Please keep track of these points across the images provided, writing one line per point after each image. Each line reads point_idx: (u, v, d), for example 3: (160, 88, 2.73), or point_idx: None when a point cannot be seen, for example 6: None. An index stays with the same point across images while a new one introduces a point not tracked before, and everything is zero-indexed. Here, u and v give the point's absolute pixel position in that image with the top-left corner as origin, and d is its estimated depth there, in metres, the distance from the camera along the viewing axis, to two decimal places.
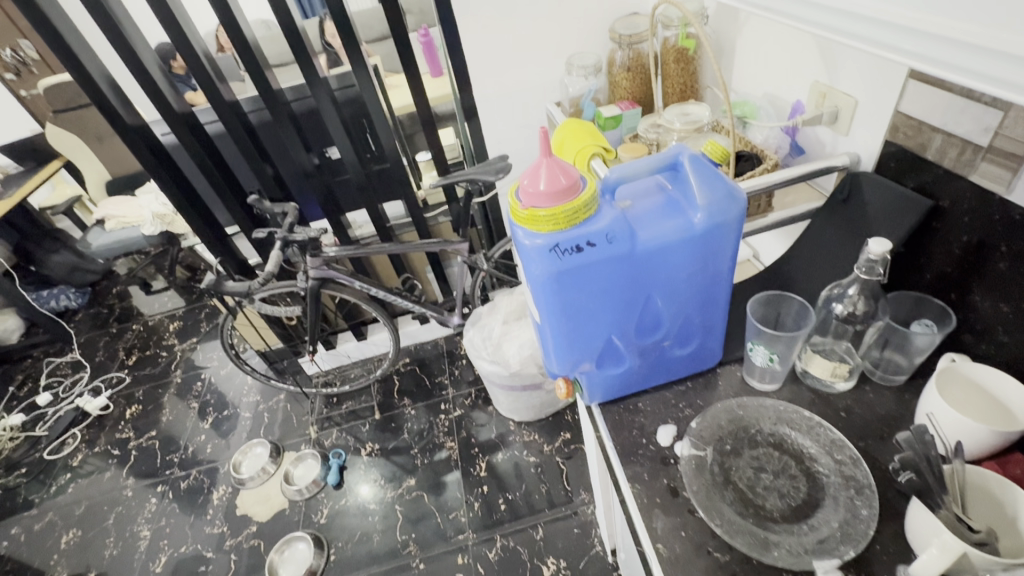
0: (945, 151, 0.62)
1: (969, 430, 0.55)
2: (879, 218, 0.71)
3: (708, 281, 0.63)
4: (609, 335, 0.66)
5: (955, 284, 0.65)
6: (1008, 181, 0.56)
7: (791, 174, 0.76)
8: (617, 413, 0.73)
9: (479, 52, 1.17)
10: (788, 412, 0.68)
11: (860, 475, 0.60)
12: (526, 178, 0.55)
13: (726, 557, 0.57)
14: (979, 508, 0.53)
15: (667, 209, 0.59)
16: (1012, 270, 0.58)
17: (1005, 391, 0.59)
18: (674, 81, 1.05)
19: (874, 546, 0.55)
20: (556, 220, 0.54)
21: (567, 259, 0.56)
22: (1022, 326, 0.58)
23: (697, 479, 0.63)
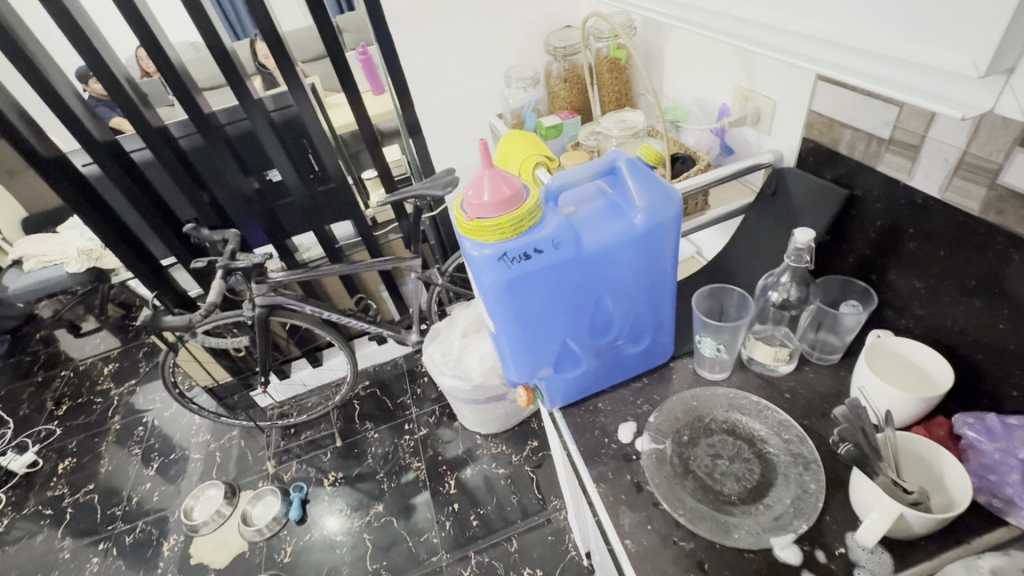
0: (855, 145, 0.68)
1: (894, 399, 0.60)
2: (802, 210, 0.76)
3: (653, 279, 0.66)
4: (564, 338, 0.67)
5: (875, 266, 0.70)
6: (909, 169, 0.61)
7: (721, 174, 0.81)
8: (578, 414, 0.75)
9: (418, 69, 1.17)
10: (737, 398, 0.71)
11: (807, 451, 0.63)
12: (470, 190, 0.56)
13: (691, 545, 0.59)
14: (911, 471, 0.58)
15: (609, 212, 0.60)
16: (921, 249, 0.63)
17: (926, 361, 0.64)
18: (609, 90, 1.08)
19: (824, 517, 0.58)
20: (503, 229, 0.55)
21: (515, 267, 0.57)
22: (935, 300, 0.64)
23: (658, 472, 0.65)
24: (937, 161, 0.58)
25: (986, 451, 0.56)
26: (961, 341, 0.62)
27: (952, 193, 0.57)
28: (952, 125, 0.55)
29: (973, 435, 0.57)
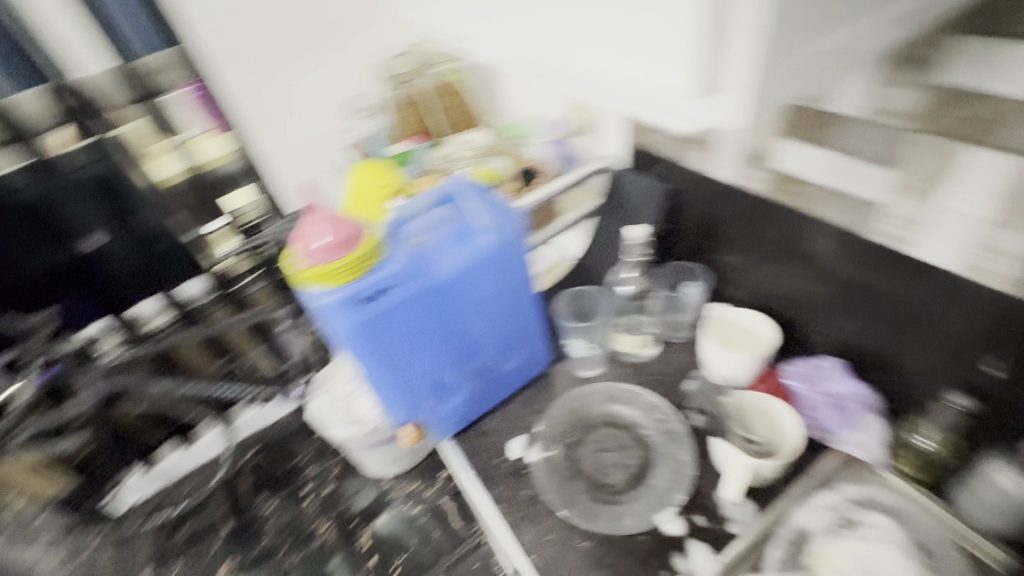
0: (667, 145, 0.76)
1: (734, 365, 0.68)
2: (638, 206, 0.83)
3: (513, 296, 0.67)
4: (437, 369, 0.66)
5: (703, 248, 0.79)
6: (710, 161, 0.70)
7: (565, 182, 0.85)
8: (469, 440, 0.74)
9: (252, 104, 1.08)
10: (613, 389, 0.75)
11: (675, 426, 0.69)
12: (302, 238, 0.53)
13: (590, 543, 0.61)
14: (761, 424, 0.65)
15: (456, 238, 0.61)
16: (733, 229, 0.72)
17: (752, 323, 0.74)
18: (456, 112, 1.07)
19: (697, 483, 0.64)
20: (346, 271, 0.53)
21: (367, 308, 0.55)
22: (751, 269, 0.73)
23: (551, 480, 0.67)
24: (728, 152, 0.67)
25: (806, 395, 0.66)
26: (778, 302, 0.72)
27: (745, 179, 0.67)
28: None
29: (799, 383, 0.67)
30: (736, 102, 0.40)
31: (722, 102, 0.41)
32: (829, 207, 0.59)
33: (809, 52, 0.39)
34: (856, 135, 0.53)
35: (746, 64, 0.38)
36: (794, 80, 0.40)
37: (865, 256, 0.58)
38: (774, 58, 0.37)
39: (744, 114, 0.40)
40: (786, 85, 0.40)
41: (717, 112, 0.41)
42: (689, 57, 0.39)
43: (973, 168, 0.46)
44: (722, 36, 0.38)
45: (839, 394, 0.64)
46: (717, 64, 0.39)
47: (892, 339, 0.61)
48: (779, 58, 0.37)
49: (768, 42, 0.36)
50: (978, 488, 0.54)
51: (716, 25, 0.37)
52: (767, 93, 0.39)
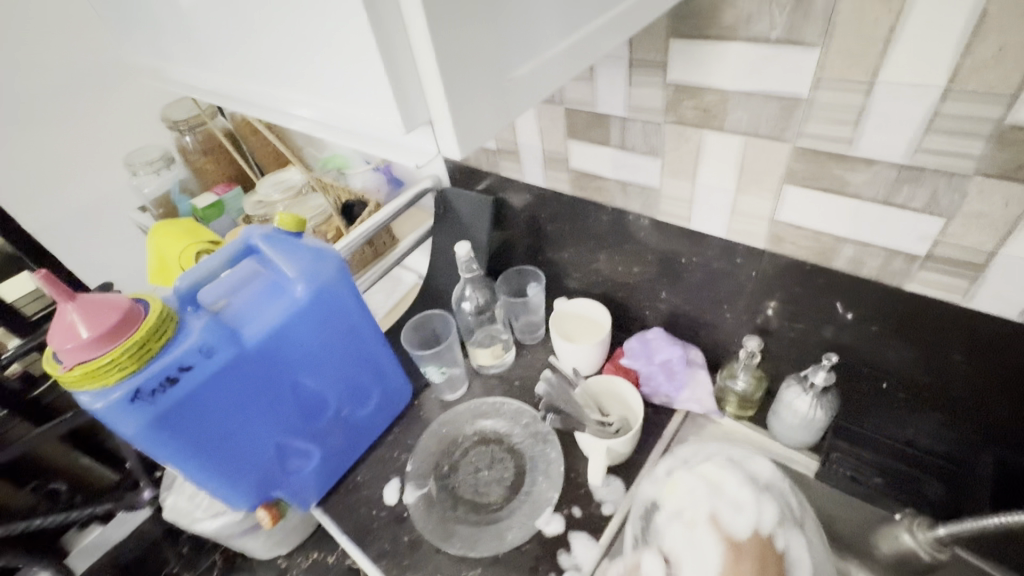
0: (481, 159, 0.79)
1: (580, 356, 0.72)
2: (469, 220, 0.84)
3: (350, 339, 0.63)
4: (278, 438, 0.59)
5: (535, 250, 0.82)
6: (520, 169, 0.74)
7: (393, 208, 0.83)
8: (338, 501, 0.68)
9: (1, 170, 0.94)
10: (479, 405, 0.75)
11: (541, 426, 0.71)
12: (58, 335, 0.45)
13: (478, 570, 0.59)
14: (611, 404, 0.70)
15: (267, 294, 0.56)
16: (555, 228, 0.77)
17: (589, 311, 0.79)
18: (263, 152, 1.02)
19: (569, 476, 0.66)
20: (125, 361, 0.45)
21: (165, 396, 0.48)
22: (579, 262, 0.78)
23: (430, 517, 0.64)
24: (533, 159, 0.71)
25: (640, 368, 0.72)
26: (609, 287, 0.78)
27: (553, 181, 0.71)
28: (530, 131, 0.68)
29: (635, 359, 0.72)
30: (445, 133, 0.30)
31: (433, 136, 0.30)
32: (622, 196, 0.65)
33: (508, 79, 0.31)
34: (624, 131, 0.59)
35: (442, 86, 0.28)
36: (501, 105, 0.32)
37: (662, 235, 0.65)
38: (469, 83, 0.29)
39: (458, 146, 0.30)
40: (495, 108, 0.31)
41: (427, 144, 0.31)
42: (377, 87, 0.29)
43: (711, 150, 0.54)
44: (393, 48, 0.27)
45: (666, 360, 0.70)
46: (408, 85, 0.28)
47: (700, 303, 0.68)
48: (473, 73, 0.29)
49: (446, 41, 0.26)
50: (782, 414, 0.64)
51: (387, 39, 0.27)
52: (476, 121, 0.31)
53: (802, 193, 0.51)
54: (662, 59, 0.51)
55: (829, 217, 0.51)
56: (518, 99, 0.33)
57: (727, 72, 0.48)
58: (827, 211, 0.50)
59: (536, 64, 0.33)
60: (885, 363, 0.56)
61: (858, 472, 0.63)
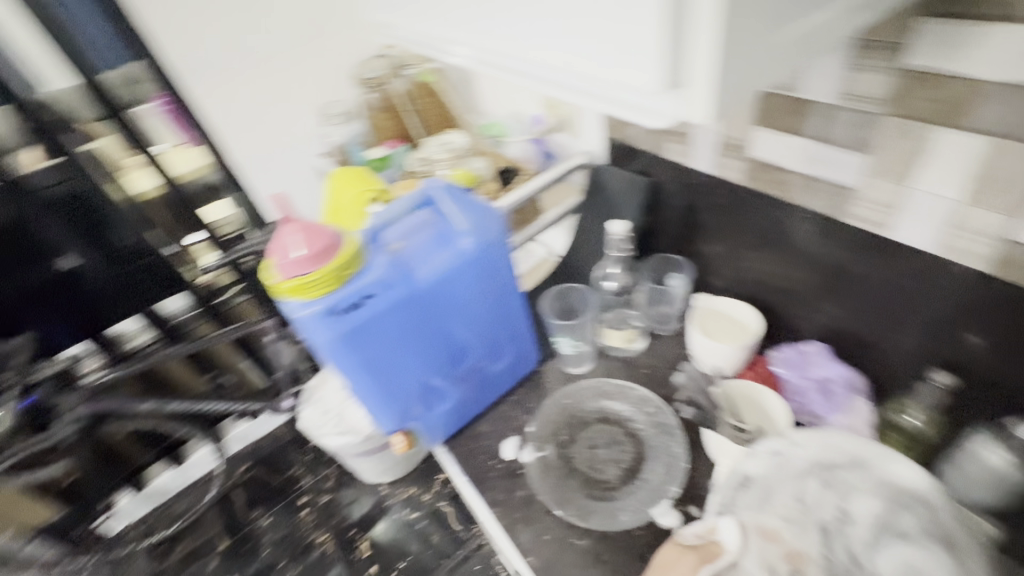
0: (644, 138, 0.76)
1: (721, 354, 0.68)
2: (619, 200, 0.83)
3: (498, 297, 0.66)
4: (424, 375, 0.65)
5: (685, 239, 0.79)
6: (687, 153, 0.71)
7: (546, 179, 0.85)
8: (460, 444, 0.73)
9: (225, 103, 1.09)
10: (603, 384, 0.75)
11: (666, 418, 0.69)
12: (279, 250, 0.52)
13: (586, 541, 0.61)
14: (749, 412, 0.66)
15: (437, 243, 0.60)
16: (713, 219, 0.73)
17: (737, 311, 0.74)
18: (431, 113, 1.07)
19: (690, 475, 0.64)
20: (325, 281, 0.52)
21: (349, 318, 0.54)
22: (732, 258, 0.74)
23: (545, 479, 0.66)
24: (705, 143, 0.67)
25: (793, 381, 0.66)
26: (762, 290, 0.72)
27: (723, 169, 0.67)
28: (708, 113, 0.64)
29: (786, 370, 0.67)
30: (701, 95, 0.35)
31: (686, 97, 0.36)
32: (806, 194, 0.59)
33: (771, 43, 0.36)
34: (829, 121, 0.53)
35: (705, 55, 0.33)
36: (754, 77, 0.36)
37: (846, 239, 0.58)
38: (731, 55, 0.33)
39: (710, 107, 0.35)
40: (751, 78, 0.36)
41: (678, 105, 0.37)
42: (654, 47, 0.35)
43: (942, 151, 0.47)
44: (681, 22, 0.33)
45: (825, 378, 0.64)
46: (681, 54, 0.34)
47: (875, 323, 0.61)
48: (741, 45, 0.34)
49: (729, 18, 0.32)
50: (964, 464, 0.55)
51: (677, 16, 0.33)
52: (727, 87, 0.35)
53: None
54: (904, 41, 0.45)
55: None
56: (767, 70, 0.37)
57: (989, 60, 0.41)
58: None
59: (798, 29, 0.37)
60: None
61: None
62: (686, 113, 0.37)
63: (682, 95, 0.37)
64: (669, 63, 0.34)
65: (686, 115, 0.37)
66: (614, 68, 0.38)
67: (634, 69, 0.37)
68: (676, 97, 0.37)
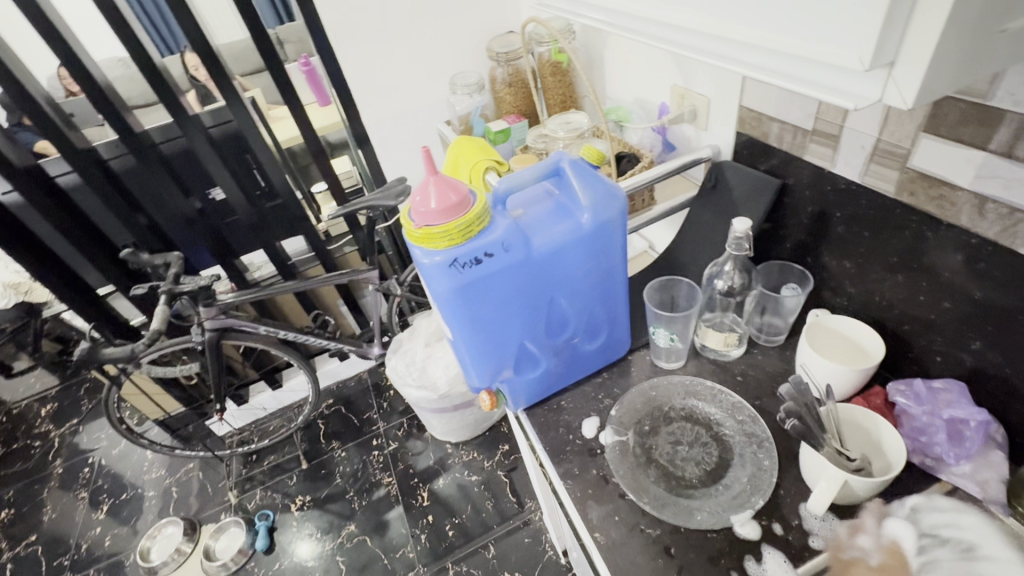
0: (783, 137, 0.72)
1: (835, 373, 0.64)
2: (741, 199, 0.80)
3: (604, 276, 0.67)
4: (521, 340, 0.67)
5: (809, 250, 0.74)
6: (831, 157, 0.66)
7: (664, 170, 0.83)
8: (541, 414, 0.75)
9: (366, 66, 1.15)
10: (694, 384, 0.74)
11: (759, 430, 0.67)
12: (416, 199, 0.56)
13: (656, 531, 0.60)
14: (854, 439, 0.61)
15: (557, 214, 0.62)
16: (848, 232, 0.68)
17: (859, 333, 0.68)
18: (553, 93, 1.09)
19: (778, 491, 0.61)
20: (452, 234, 0.55)
21: (466, 272, 0.57)
22: (862, 277, 0.68)
23: (622, 463, 0.67)
24: (855, 148, 0.62)
25: (917, 416, 0.60)
26: (892, 316, 0.66)
27: (871, 178, 0.62)
28: (866, 115, 0.60)
29: (907, 402, 0.62)
30: (911, 79, 0.33)
31: (893, 79, 0.34)
32: (973, 214, 0.53)
33: (998, 31, 0.33)
34: (1020, 134, 0.47)
35: (924, 34, 0.31)
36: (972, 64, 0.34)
37: (1013, 275, 0.52)
38: (955, 36, 0.31)
39: (914, 93, 0.33)
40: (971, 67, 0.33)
41: (878, 87, 0.35)
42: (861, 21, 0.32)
43: None
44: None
45: (957, 420, 0.57)
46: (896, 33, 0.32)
47: None
48: (965, 29, 0.31)
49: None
50: None
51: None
52: (941, 74, 0.33)
53: None
54: None
55: None
56: (983, 62, 0.34)
57: None
58: None
59: None
60: None
61: None
62: (885, 96, 0.35)
63: (887, 76, 0.34)
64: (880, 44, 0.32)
65: (885, 98, 0.35)
66: (807, 43, 0.36)
67: (832, 42, 0.35)
68: (878, 78, 0.35)
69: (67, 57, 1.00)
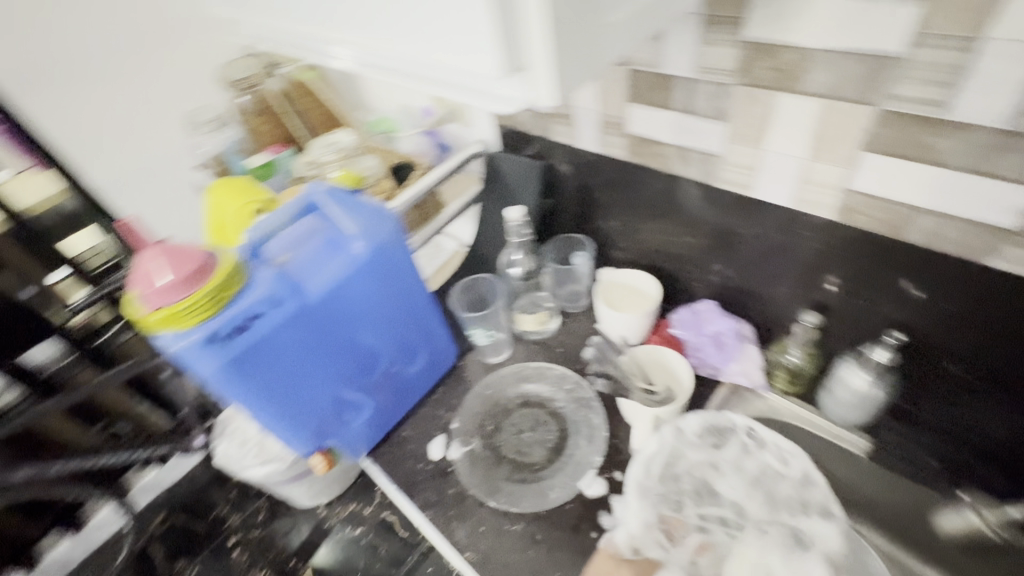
0: (533, 122, 0.77)
1: (627, 323, 0.72)
2: (517, 185, 0.84)
3: (403, 297, 0.64)
4: (335, 389, 0.62)
5: (583, 218, 0.82)
6: (573, 133, 0.73)
7: (441, 173, 0.84)
8: (386, 452, 0.71)
9: (68, 120, 0.91)
10: (522, 368, 0.76)
11: (584, 391, 0.72)
12: (141, 279, 0.47)
13: (521, 525, 0.62)
14: (657, 373, 0.70)
15: (327, 249, 0.57)
16: (606, 196, 0.75)
17: (638, 281, 0.78)
18: (316, 113, 1.00)
19: (612, 442, 0.67)
20: (202, 307, 0.47)
21: (235, 344, 0.50)
22: (628, 231, 0.77)
23: (474, 472, 0.66)
24: (588, 122, 0.69)
25: (689, 338, 0.72)
26: (658, 258, 0.76)
27: (607, 146, 0.70)
28: (587, 91, 0.66)
29: (681, 329, 0.73)
30: (542, 77, 0.35)
31: (528, 80, 0.37)
32: (682, 162, 0.63)
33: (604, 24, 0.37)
34: (691, 93, 0.57)
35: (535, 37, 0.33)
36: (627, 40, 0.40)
37: (721, 205, 0.63)
38: (564, 36, 0.34)
39: (553, 88, 0.36)
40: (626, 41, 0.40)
41: (521, 90, 0.38)
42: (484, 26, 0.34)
43: (786, 115, 0.51)
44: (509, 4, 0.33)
45: (717, 332, 0.70)
46: (517, 35, 0.34)
47: (756, 276, 0.67)
48: None
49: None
50: (836, 392, 0.63)
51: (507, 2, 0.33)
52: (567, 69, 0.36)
53: (887, 161, 0.48)
54: (744, 17, 0.48)
55: (904, 185, 0.48)
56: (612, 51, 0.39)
57: (808, 28, 0.45)
58: (903, 180, 0.48)
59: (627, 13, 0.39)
60: (944, 341, 0.54)
61: (910, 452, 0.64)
62: (529, 97, 0.38)
63: (524, 79, 0.37)
64: (508, 47, 0.34)
65: (530, 99, 0.38)
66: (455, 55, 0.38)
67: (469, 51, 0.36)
68: (518, 82, 0.37)
69: None
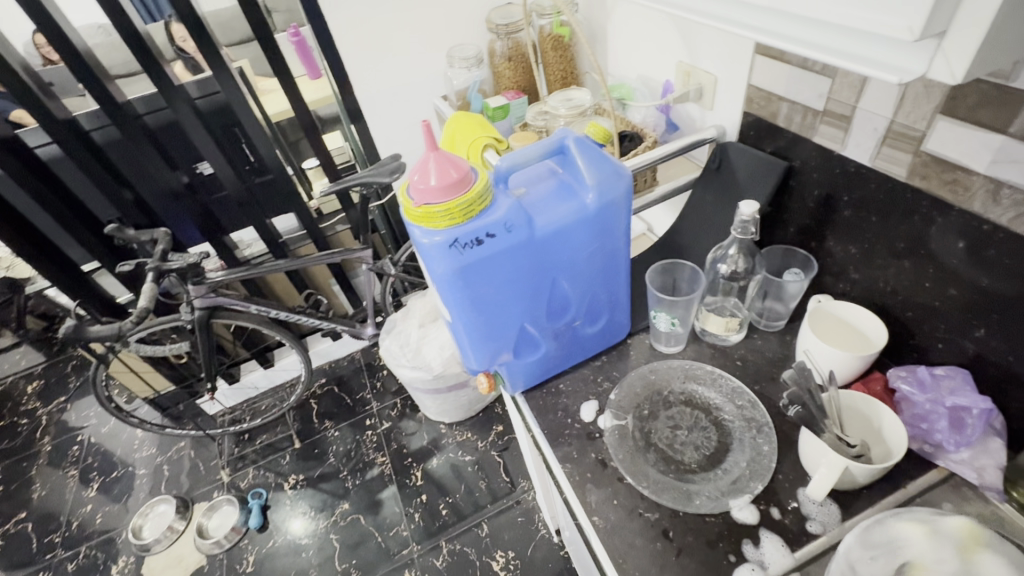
0: (792, 117, 0.70)
1: (838, 361, 0.63)
2: (746, 181, 0.78)
3: (606, 258, 0.66)
4: (522, 323, 0.66)
5: (813, 234, 0.73)
6: (842, 139, 0.64)
7: (669, 150, 0.81)
8: (540, 397, 0.74)
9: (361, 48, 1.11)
10: (694, 368, 0.73)
11: (758, 415, 0.67)
12: (416, 175, 0.54)
13: (655, 515, 0.60)
14: (854, 425, 0.61)
15: (561, 192, 0.60)
16: (855, 217, 0.66)
17: (863, 322, 0.68)
18: (554, 68, 1.05)
19: (777, 476, 0.61)
20: (455, 214, 0.53)
21: (468, 253, 0.55)
22: (868, 264, 0.67)
23: (621, 448, 0.66)
24: (867, 130, 0.61)
25: (919, 403, 0.60)
26: (898, 303, 0.66)
27: (883, 161, 0.61)
28: (881, 94, 0.58)
29: (908, 387, 0.62)
30: (962, 52, 0.32)
31: (943, 50, 0.33)
32: (986, 200, 0.52)
33: None
34: None
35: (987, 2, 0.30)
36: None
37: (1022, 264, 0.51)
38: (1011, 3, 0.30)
39: (961, 68, 0.33)
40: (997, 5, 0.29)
41: (925, 60, 0.35)
42: None
43: None
44: None
45: (960, 407, 0.57)
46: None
47: None
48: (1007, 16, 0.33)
49: None
50: None
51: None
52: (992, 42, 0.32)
53: None
54: None
55: None
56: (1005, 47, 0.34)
57: None
58: None
59: None
60: None
61: None
62: (931, 69, 0.35)
63: (936, 46, 0.34)
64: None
65: (931, 72, 0.35)
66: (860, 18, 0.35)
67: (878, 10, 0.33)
68: (927, 49, 0.34)
69: (43, 18, 0.92)
